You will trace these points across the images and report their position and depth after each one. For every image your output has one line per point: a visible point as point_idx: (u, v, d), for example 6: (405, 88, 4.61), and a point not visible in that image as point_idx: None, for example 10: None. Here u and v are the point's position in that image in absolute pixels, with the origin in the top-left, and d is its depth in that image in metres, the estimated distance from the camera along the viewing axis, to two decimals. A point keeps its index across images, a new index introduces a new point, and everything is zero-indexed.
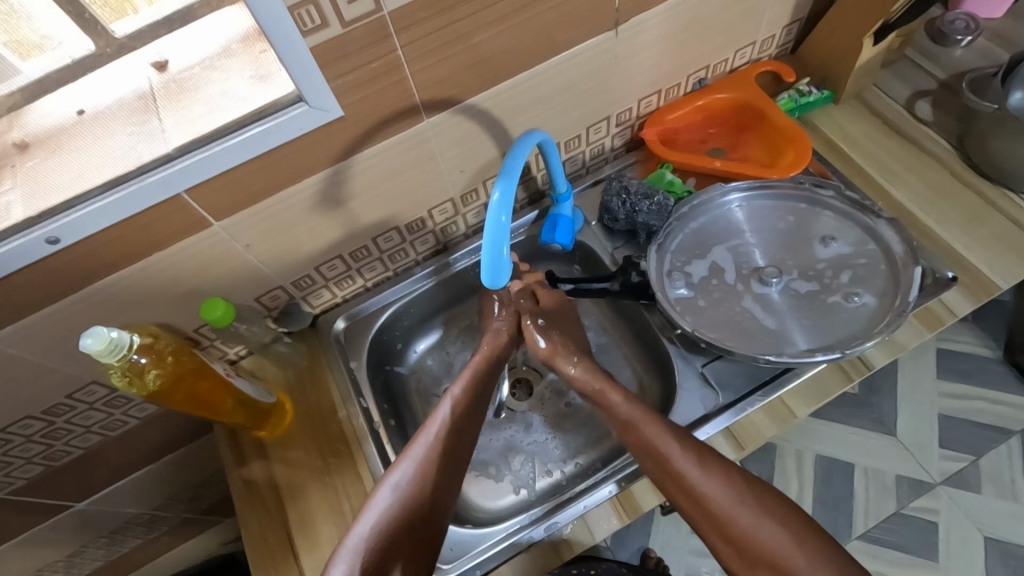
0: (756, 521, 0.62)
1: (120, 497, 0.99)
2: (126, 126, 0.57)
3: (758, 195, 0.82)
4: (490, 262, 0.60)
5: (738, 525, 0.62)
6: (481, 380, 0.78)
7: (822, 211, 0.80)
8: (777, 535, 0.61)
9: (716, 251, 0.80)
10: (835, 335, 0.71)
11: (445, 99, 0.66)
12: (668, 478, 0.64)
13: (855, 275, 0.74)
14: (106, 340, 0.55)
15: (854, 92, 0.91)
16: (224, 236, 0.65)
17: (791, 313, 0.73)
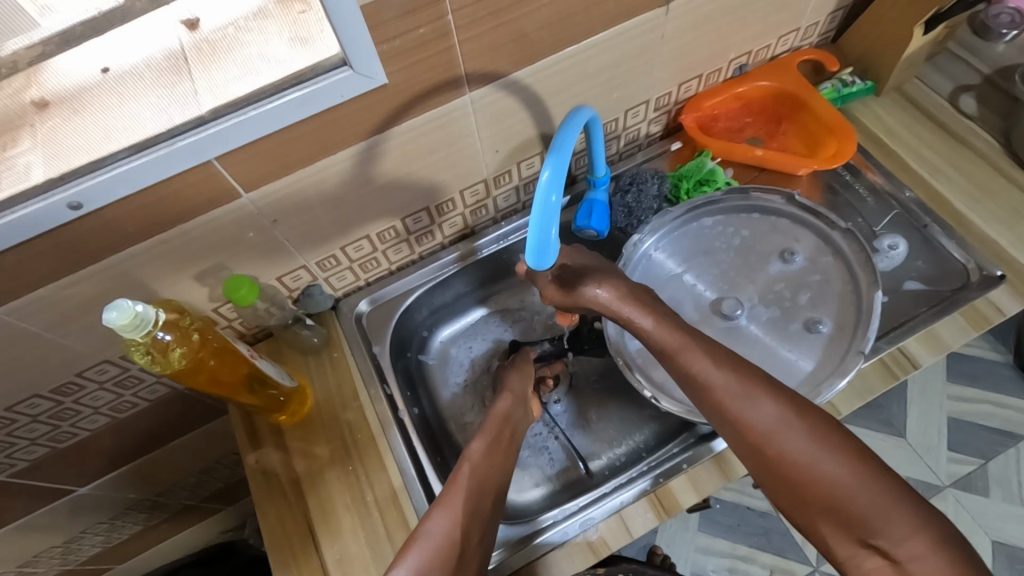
0: (820, 453, 0.49)
1: (123, 481, 0.96)
2: (154, 88, 0.52)
3: (708, 212, 0.81)
4: (538, 241, 0.57)
5: (802, 464, 0.50)
6: (509, 439, 0.67)
7: (776, 219, 0.80)
8: (845, 473, 0.48)
9: (669, 286, 0.78)
10: (803, 368, 0.69)
11: (488, 72, 0.63)
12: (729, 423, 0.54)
13: (813, 295, 0.74)
14: (131, 314, 0.51)
15: (895, 85, 0.89)
16: (251, 209, 0.62)
17: (755, 347, 0.71)
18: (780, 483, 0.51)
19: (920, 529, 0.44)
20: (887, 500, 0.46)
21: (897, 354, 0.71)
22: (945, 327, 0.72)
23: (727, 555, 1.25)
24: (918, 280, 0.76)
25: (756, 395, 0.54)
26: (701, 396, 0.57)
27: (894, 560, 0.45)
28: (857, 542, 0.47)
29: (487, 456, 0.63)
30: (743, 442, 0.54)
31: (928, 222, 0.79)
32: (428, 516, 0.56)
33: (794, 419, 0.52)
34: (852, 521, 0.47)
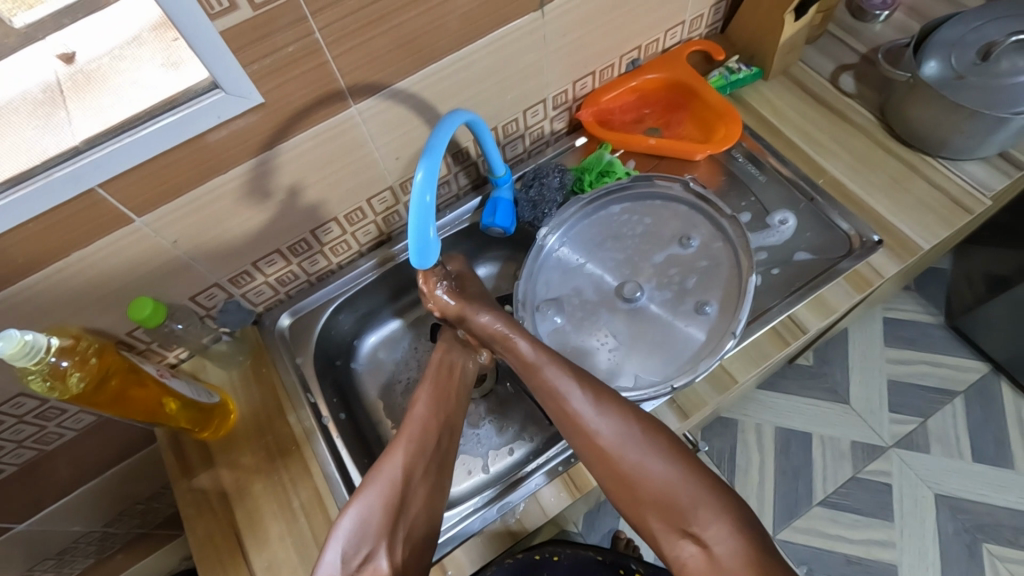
0: (647, 459, 0.62)
1: (67, 515, 0.96)
2: (28, 120, 0.53)
3: (613, 201, 0.85)
4: (419, 240, 0.61)
5: (634, 469, 0.62)
6: (454, 379, 0.74)
7: (676, 207, 0.83)
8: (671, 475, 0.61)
9: (574, 278, 0.81)
10: (694, 344, 0.73)
11: (371, 84, 0.65)
12: (568, 422, 0.64)
13: (700, 279, 0.78)
14: (19, 342, 0.52)
15: (781, 69, 0.94)
16: (147, 232, 0.63)
17: (652, 324, 0.76)
18: (617, 488, 0.63)
19: (722, 515, 0.59)
20: (692, 497, 0.60)
21: (788, 322, 0.76)
22: (829, 291, 0.77)
23: None
24: (805, 251, 0.80)
25: (604, 406, 0.63)
26: (556, 408, 0.65)
27: (702, 543, 0.59)
28: (680, 533, 0.60)
29: (432, 407, 0.71)
30: (588, 451, 0.63)
31: (815, 196, 0.84)
32: (377, 465, 0.67)
33: (629, 434, 0.63)
34: (677, 514, 0.60)
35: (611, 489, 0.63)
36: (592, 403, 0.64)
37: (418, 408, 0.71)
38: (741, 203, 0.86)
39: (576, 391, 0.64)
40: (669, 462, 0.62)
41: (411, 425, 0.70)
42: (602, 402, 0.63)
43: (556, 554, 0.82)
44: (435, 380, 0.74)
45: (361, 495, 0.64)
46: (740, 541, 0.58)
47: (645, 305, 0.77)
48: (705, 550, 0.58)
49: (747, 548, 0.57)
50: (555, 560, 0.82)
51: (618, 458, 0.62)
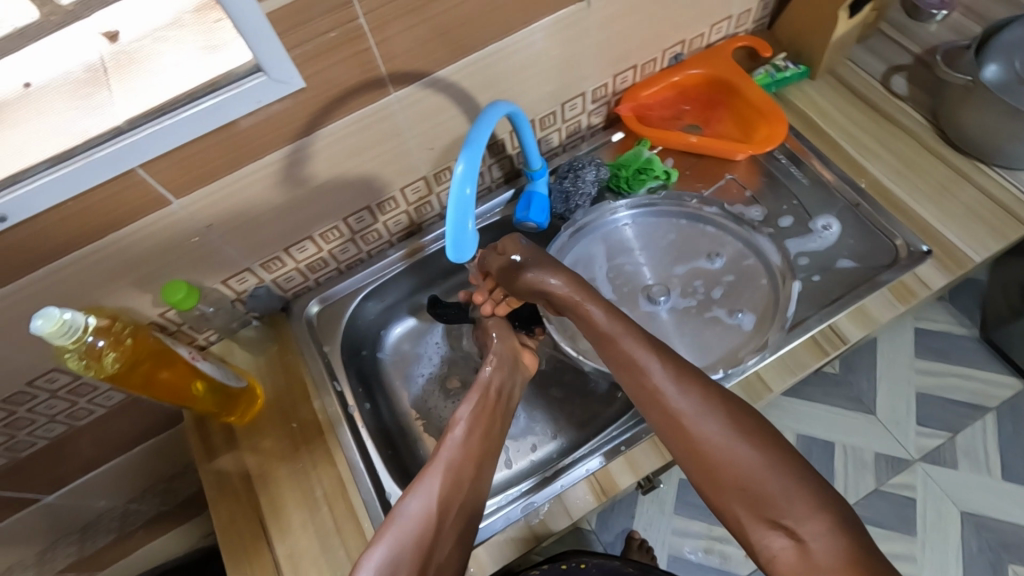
0: (730, 441, 0.55)
1: (92, 489, 0.98)
2: (70, 101, 0.53)
3: (641, 214, 0.84)
4: (456, 236, 0.60)
5: (715, 449, 0.55)
6: (495, 403, 0.70)
7: (704, 226, 0.83)
8: (755, 459, 0.53)
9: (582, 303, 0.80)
10: (727, 351, 0.73)
11: (412, 71, 0.64)
12: (647, 397, 0.60)
13: (727, 291, 0.78)
14: (58, 321, 0.52)
15: (830, 68, 0.91)
16: (184, 215, 0.63)
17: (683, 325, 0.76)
18: (698, 471, 0.56)
19: (819, 512, 0.50)
20: (785, 487, 0.51)
21: (828, 332, 0.73)
22: (874, 302, 0.74)
23: (702, 535, 1.27)
24: (850, 258, 0.78)
25: (684, 383, 0.59)
26: (634, 383, 0.62)
27: (795, 536, 0.50)
28: (768, 524, 0.51)
29: (472, 438, 0.65)
30: (668, 430, 0.59)
31: (860, 202, 0.81)
32: (407, 495, 0.59)
33: (710, 413, 0.57)
34: (762, 503, 0.52)
35: (694, 472, 0.57)
36: (675, 385, 0.59)
37: (457, 430, 0.65)
38: (783, 207, 0.84)
39: (658, 368, 0.60)
40: (754, 447, 0.54)
41: (448, 451, 0.64)
42: (682, 377, 0.59)
43: (582, 563, 0.83)
44: (479, 407, 0.68)
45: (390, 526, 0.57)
46: (840, 539, 0.48)
47: (668, 313, 0.77)
48: (799, 545, 0.49)
49: (846, 546, 0.48)
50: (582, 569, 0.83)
51: (697, 440, 0.56)
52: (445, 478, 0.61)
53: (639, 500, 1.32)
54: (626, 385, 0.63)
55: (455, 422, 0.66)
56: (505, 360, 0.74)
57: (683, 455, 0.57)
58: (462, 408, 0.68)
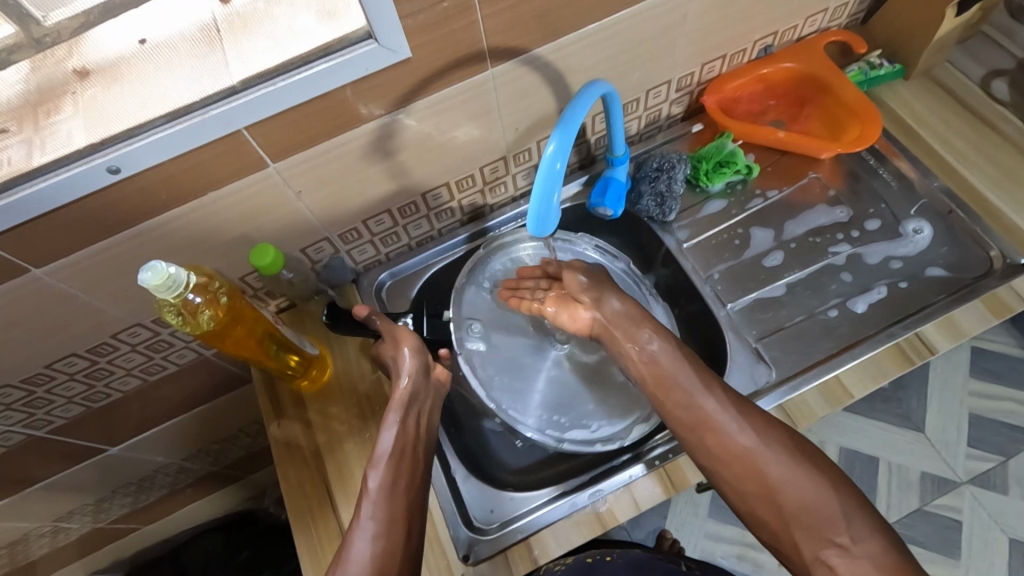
0: (793, 477, 0.59)
1: (153, 444, 1.00)
2: (186, 58, 0.54)
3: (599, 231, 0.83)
4: (539, 209, 0.58)
5: (777, 478, 0.59)
6: (417, 437, 0.67)
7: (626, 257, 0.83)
8: (815, 496, 0.58)
9: (516, 332, 0.80)
10: (804, 361, 0.73)
11: (511, 48, 0.64)
12: (705, 435, 0.62)
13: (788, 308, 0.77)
14: (164, 275, 0.53)
15: (924, 69, 0.88)
16: (278, 179, 0.63)
17: (757, 325, 0.76)
18: (754, 490, 0.60)
19: (873, 533, 0.56)
20: (844, 507, 0.57)
21: (914, 340, 0.71)
22: (965, 314, 0.71)
23: (736, 541, 1.22)
24: (940, 267, 0.76)
25: (745, 416, 0.62)
26: (688, 416, 0.63)
27: (850, 553, 0.55)
28: (823, 542, 0.56)
29: (395, 492, 0.62)
30: (728, 470, 0.61)
31: (953, 208, 0.78)
32: (348, 548, 0.59)
33: (770, 437, 0.61)
34: (819, 530, 0.57)
35: (748, 496, 0.61)
36: (734, 415, 0.62)
37: (374, 482, 0.62)
38: (870, 209, 0.81)
39: (714, 402, 0.63)
40: (814, 471, 0.59)
41: (373, 504, 0.61)
42: (744, 412, 0.62)
43: (609, 554, 0.77)
44: (397, 452, 0.64)
45: None
46: (890, 557, 0.55)
47: (735, 313, 0.77)
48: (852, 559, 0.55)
49: (896, 563, 0.54)
50: (608, 561, 0.76)
51: (761, 466, 0.60)
52: (380, 539, 0.59)
53: (673, 499, 1.27)
54: (670, 409, 0.65)
55: (372, 468, 0.63)
56: (418, 395, 0.68)
57: (738, 479, 0.61)
58: (381, 454, 0.64)
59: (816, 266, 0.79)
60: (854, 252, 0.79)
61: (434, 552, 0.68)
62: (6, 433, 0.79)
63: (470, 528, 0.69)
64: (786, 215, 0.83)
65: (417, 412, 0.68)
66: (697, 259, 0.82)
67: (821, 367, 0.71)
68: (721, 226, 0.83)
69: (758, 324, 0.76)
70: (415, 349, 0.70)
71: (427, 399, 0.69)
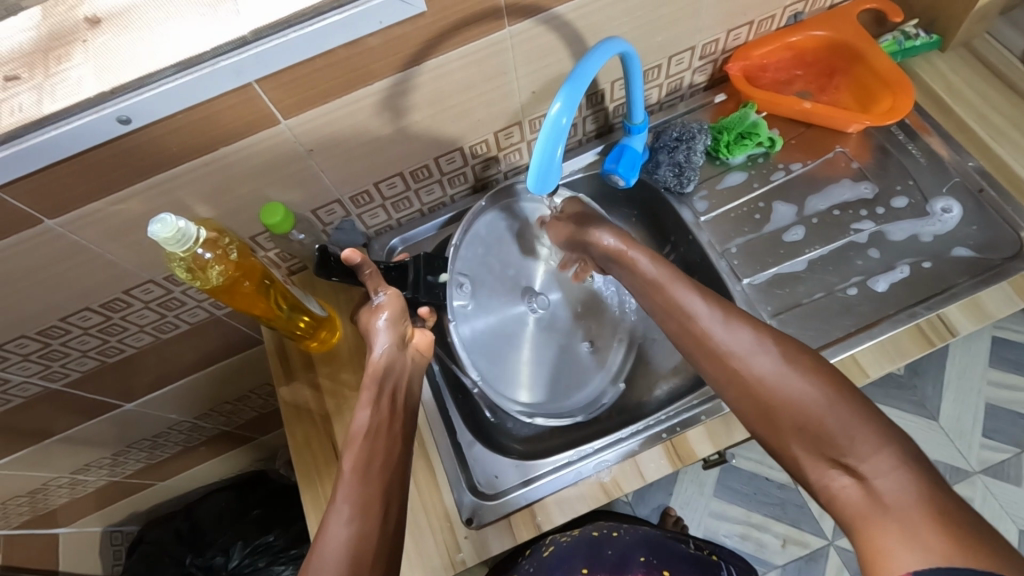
0: (786, 376, 0.56)
1: (164, 402, 1.02)
2: (197, 6, 0.54)
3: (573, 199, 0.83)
4: (540, 165, 0.57)
5: (776, 389, 0.56)
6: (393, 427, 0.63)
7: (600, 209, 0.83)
8: (810, 394, 0.54)
9: (494, 279, 0.81)
10: (820, 339, 0.71)
11: (530, 5, 0.61)
12: (695, 342, 0.63)
13: (807, 286, 0.75)
14: (174, 228, 0.53)
15: (962, 40, 0.84)
16: (289, 137, 0.63)
17: (772, 300, 0.75)
18: (753, 410, 0.58)
19: (883, 447, 0.51)
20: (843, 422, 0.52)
21: (935, 321, 0.69)
22: (990, 295, 0.69)
23: (741, 521, 1.22)
24: (967, 247, 0.73)
25: (732, 322, 0.61)
26: (679, 326, 0.64)
27: (859, 477, 0.51)
28: (827, 460, 0.53)
29: (371, 472, 0.58)
30: (721, 377, 0.60)
31: (984, 187, 0.75)
32: (325, 532, 0.54)
33: (764, 351, 0.58)
34: (820, 440, 0.53)
35: (746, 410, 0.58)
36: (722, 321, 0.61)
37: (347, 464, 0.59)
38: (897, 186, 0.79)
39: (702, 308, 0.63)
40: (814, 379, 0.55)
41: (347, 487, 0.57)
42: (729, 317, 0.62)
43: (615, 530, 0.84)
44: (370, 434, 0.61)
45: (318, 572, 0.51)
46: (907, 474, 0.49)
47: (751, 288, 0.76)
48: (861, 482, 0.50)
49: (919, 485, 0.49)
50: (614, 536, 0.83)
51: (754, 379, 0.58)
52: (356, 518, 0.55)
53: (679, 476, 1.26)
54: (671, 327, 0.66)
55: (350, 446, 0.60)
56: (395, 365, 0.66)
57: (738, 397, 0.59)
58: (352, 447, 0.60)
59: (837, 243, 0.77)
60: (877, 229, 0.77)
61: (438, 515, 0.68)
62: (24, 383, 0.81)
63: (474, 493, 0.69)
64: (808, 189, 0.80)
65: (393, 390, 0.65)
66: (713, 233, 0.80)
67: (840, 344, 0.69)
68: (741, 199, 0.81)
69: (774, 300, 0.75)
70: (397, 316, 0.67)
71: (402, 394, 0.66)
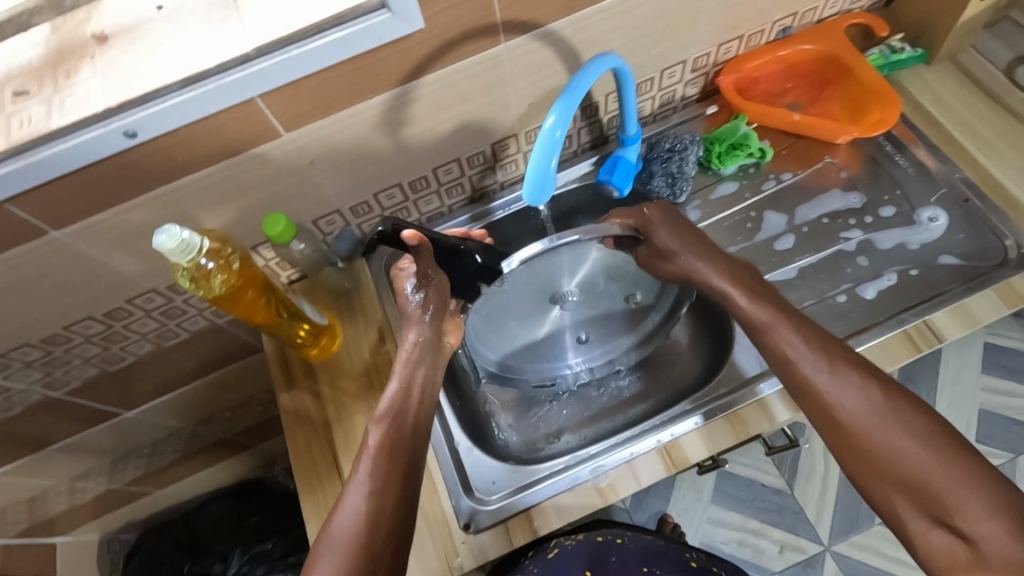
0: (901, 440, 0.52)
1: (164, 409, 1.03)
2: (204, 24, 0.56)
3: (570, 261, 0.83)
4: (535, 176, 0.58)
5: (889, 450, 0.53)
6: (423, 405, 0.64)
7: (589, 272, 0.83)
8: (928, 462, 0.51)
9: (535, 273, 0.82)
10: None
11: (526, 21, 0.63)
12: (799, 390, 0.59)
13: (799, 293, 0.76)
14: (177, 239, 0.55)
15: (948, 54, 0.86)
16: (291, 149, 0.64)
17: None
18: (860, 467, 0.54)
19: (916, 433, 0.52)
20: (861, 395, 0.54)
21: (923, 327, 0.70)
22: (977, 302, 0.70)
23: (738, 527, 1.23)
24: (955, 255, 0.75)
25: (842, 375, 0.57)
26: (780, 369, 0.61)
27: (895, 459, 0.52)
28: (931, 520, 0.50)
29: (393, 453, 0.59)
30: (830, 429, 0.57)
31: (970, 197, 0.77)
32: (340, 509, 0.56)
33: (873, 405, 0.55)
34: (929, 503, 0.50)
35: (854, 468, 0.55)
36: (830, 372, 0.57)
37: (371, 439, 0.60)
38: (885, 196, 0.80)
39: (802, 351, 0.59)
40: (921, 438, 0.52)
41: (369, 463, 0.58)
42: (837, 368, 0.57)
43: (620, 537, 0.84)
44: (393, 415, 0.61)
45: (328, 546, 0.53)
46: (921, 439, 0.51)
47: None
48: (971, 548, 0.48)
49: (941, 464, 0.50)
50: (619, 543, 0.84)
51: (864, 435, 0.54)
52: (372, 497, 0.56)
53: (676, 483, 1.27)
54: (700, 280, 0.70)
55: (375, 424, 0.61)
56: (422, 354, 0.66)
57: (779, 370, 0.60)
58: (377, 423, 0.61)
59: (828, 251, 0.78)
60: (866, 237, 0.78)
61: (436, 521, 0.69)
62: (26, 391, 0.82)
63: (472, 498, 0.70)
64: (799, 199, 0.82)
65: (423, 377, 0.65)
66: None
67: None
68: (734, 208, 0.83)
69: None
70: (436, 308, 0.68)
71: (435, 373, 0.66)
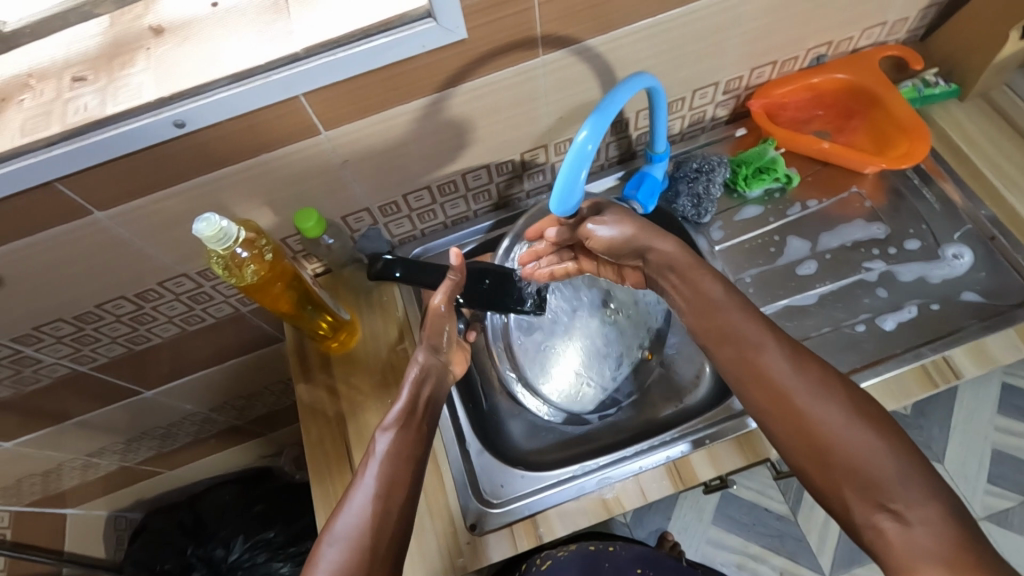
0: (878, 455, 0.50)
1: (181, 392, 1.05)
2: (257, 24, 0.59)
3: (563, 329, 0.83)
4: (562, 187, 0.59)
5: (859, 452, 0.50)
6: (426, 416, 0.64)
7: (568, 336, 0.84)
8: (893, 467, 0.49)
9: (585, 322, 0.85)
10: None
11: (564, 36, 0.65)
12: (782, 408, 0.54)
13: (816, 320, 0.77)
14: (216, 228, 0.57)
15: (981, 91, 0.86)
16: (327, 147, 0.66)
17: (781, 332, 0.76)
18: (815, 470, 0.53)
19: (928, 502, 0.48)
20: (900, 477, 0.49)
21: (940, 362, 0.70)
22: (994, 341, 0.70)
23: (738, 550, 1.22)
24: (976, 292, 0.75)
25: (827, 392, 0.53)
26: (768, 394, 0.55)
27: (902, 520, 0.48)
28: (873, 505, 0.49)
29: (399, 458, 0.59)
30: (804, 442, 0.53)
31: (995, 235, 0.77)
32: (341, 510, 0.55)
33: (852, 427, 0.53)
34: (870, 488, 0.49)
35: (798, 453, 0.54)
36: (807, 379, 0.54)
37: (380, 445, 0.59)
38: (909, 229, 0.80)
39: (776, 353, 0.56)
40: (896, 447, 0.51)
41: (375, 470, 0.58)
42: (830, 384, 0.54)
43: (613, 545, 0.83)
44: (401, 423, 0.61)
45: (330, 546, 0.53)
46: (949, 528, 0.47)
47: None
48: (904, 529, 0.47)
49: (956, 534, 0.46)
50: (611, 550, 0.82)
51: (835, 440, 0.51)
52: (378, 500, 0.56)
53: (678, 501, 1.26)
54: (723, 359, 0.59)
55: (382, 431, 0.61)
56: (431, 372, 0.67)
57: (797, 463, 0.54)
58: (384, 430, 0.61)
59: (848, 280, 0.79)
60: (886, 269, 0.78)
61: (443, 520, 0.70)
62: (53, 364, 0.84)
63: (479, 500, 0.71)
64: (822, 226, 0.83)
65: (427, 390, 0.65)
66: (727, 262, 0.82)
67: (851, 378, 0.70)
68: (756, 231, 0.84)
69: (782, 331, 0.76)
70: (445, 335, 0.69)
71: (439, 388, 0.67)
